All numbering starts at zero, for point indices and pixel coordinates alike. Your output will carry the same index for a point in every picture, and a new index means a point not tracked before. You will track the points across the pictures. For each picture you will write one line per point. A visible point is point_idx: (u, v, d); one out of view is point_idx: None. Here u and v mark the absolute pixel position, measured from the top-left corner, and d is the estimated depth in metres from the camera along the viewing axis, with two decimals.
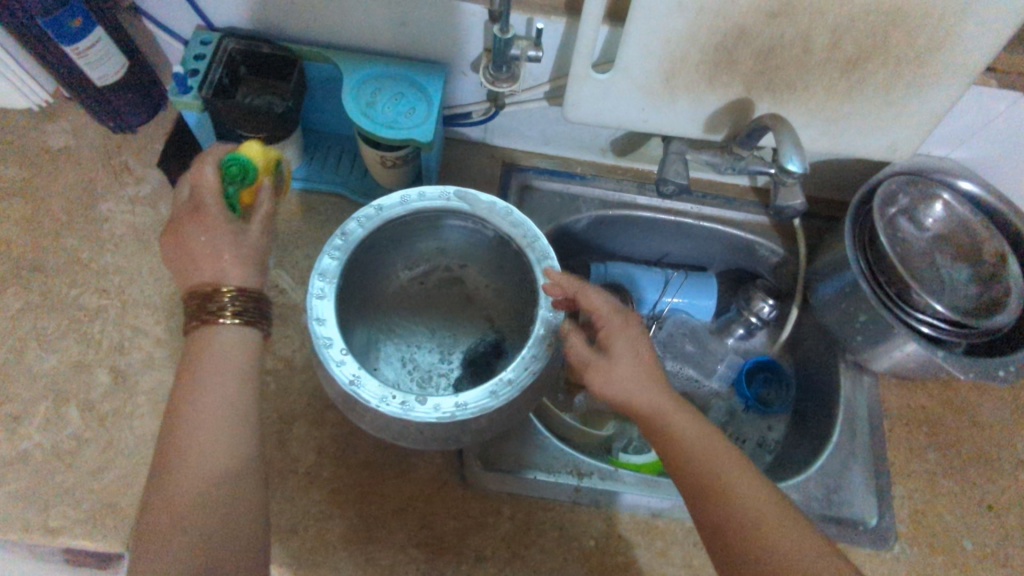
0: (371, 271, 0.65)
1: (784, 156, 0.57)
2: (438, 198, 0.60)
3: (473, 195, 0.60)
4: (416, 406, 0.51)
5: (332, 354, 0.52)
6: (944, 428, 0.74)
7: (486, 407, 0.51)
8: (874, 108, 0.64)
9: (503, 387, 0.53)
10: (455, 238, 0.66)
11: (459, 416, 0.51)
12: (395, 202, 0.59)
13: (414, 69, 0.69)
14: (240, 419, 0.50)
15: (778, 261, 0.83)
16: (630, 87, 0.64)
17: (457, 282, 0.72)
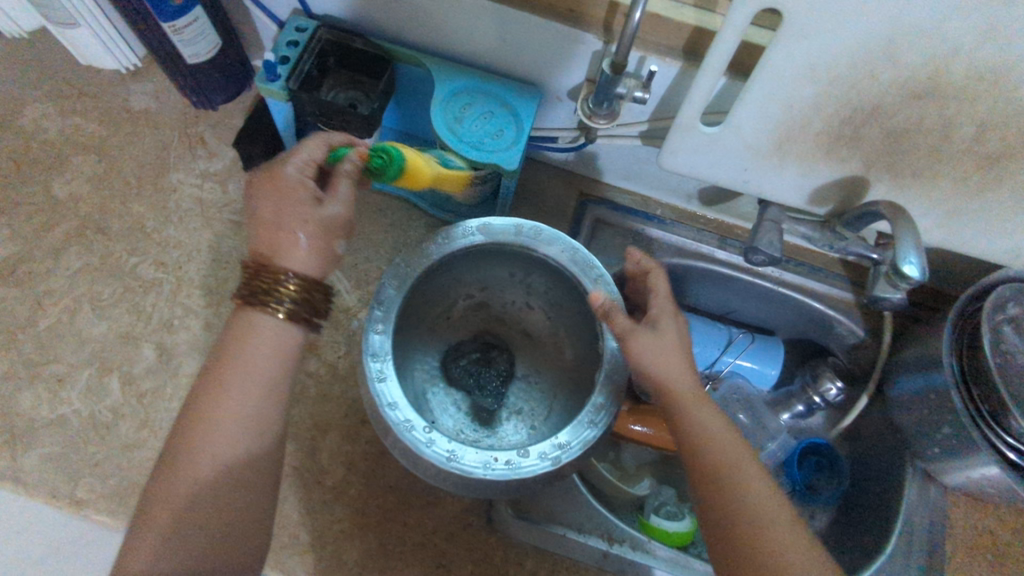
0: (412, 317, 0.61)
1: (901, 255, 0.51)
2: (467, 235, 0.57)
3: (494, 223, 0.58)
4: (520, 459, 0.51)
5: (418, 436, 0.50)
6: (1010, 559, 0.68)
7: (589, 439, 0.52)
8: (1000, 210, 0.58)
9: (596, 413, 0.53)
10: (484, 266, 0.64)
11: (566, 457, 0.52)
12: (421, 255, 0.56)
13: (507, 86, 0.65)
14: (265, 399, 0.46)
15: (855, 343, 0.78)
16: (736, 145, 0.59)
17: (484, 308, 0.70)
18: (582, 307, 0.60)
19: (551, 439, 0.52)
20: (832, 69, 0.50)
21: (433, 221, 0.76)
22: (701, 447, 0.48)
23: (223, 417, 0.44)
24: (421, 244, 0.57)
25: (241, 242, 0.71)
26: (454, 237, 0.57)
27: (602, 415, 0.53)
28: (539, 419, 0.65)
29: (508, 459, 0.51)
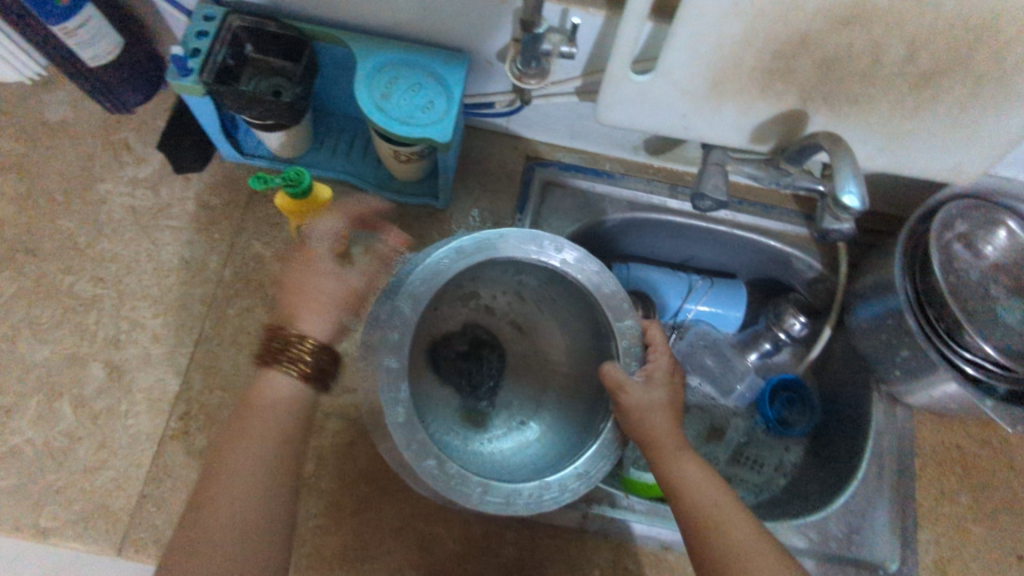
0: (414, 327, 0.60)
1: (840, 186, 0.50)
2: (481, 249, 0.55)
3: (507, 235, 0.56)
4: (547, 491, 0.51)
5: (441, 474, 0.50)
6: (979, 469, 0.68)
7: (605, 470, 0.53)
8: (938, 128, 0.58)
9: (606, 443, 0.54)
10: (487, 267, 0.62)
11: (585, 486, 0.52)
12: (430, 271, 0.54)
13: (432, 58, 0.63)
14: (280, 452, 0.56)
15: (814, 276, 0.78)
16: (671, 92, 0.58)
17: (473, 299, 0.69)
18: (589, 320, 0.61)
19: (571, 469, 0.53)
20: (755, 3, 0.49)
21: None
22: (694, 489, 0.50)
23: (258, 454, 0.55)
24: (432, 258, 0.54)
25: (181, 247, 0.69)
26: (468, 249, 0.55)
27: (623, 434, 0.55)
28: (527, 414, 0.68)
29: (531, 488, 0.51)
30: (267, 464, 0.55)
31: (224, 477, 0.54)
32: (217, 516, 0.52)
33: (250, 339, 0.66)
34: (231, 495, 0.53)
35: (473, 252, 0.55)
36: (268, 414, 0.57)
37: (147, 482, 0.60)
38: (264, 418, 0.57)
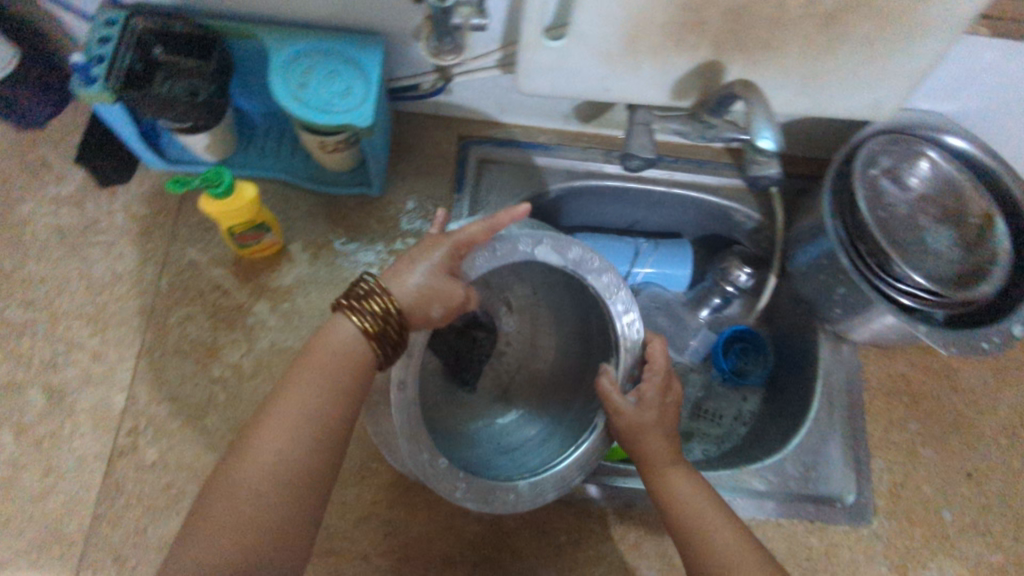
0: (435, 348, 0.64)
1: (755, 132, 0.51)
2: (526, 248, 0.55)
3: (556, 242, 0.56)
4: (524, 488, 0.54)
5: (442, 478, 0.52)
6: (924, 395, 0.71)
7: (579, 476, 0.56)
8: (850, 65, 0.59)
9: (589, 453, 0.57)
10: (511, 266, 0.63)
11: (558, 489, 0.55)
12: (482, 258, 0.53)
13: (346, 42, 0.62)
14: (314, 421, 0.42)
15: (755, 227, 0.79)
16: (587, 54, 0.58)
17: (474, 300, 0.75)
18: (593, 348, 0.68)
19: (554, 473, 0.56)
20: None
21: (313, 198, 0.73)
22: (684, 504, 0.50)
23: (270, 448, 0.41)
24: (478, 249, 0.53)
25: (112, 262, 0.67)
26: (517, 243, 0.55)
27: (606, 435, 0.57)
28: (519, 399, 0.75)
29: (512, 489, 0.54)
30: (323, 440, 0.42)
31: (238, 470, 0.40)
32: (229, 490, 0.40)
33: (193, 347, 0.65)
34: (243, 505, 0.39)
35: (523, 252, 0.55)
36: (312, 380, 0.43)
37: (100, 502, 0.59)
38: (320, 379, 0.43)
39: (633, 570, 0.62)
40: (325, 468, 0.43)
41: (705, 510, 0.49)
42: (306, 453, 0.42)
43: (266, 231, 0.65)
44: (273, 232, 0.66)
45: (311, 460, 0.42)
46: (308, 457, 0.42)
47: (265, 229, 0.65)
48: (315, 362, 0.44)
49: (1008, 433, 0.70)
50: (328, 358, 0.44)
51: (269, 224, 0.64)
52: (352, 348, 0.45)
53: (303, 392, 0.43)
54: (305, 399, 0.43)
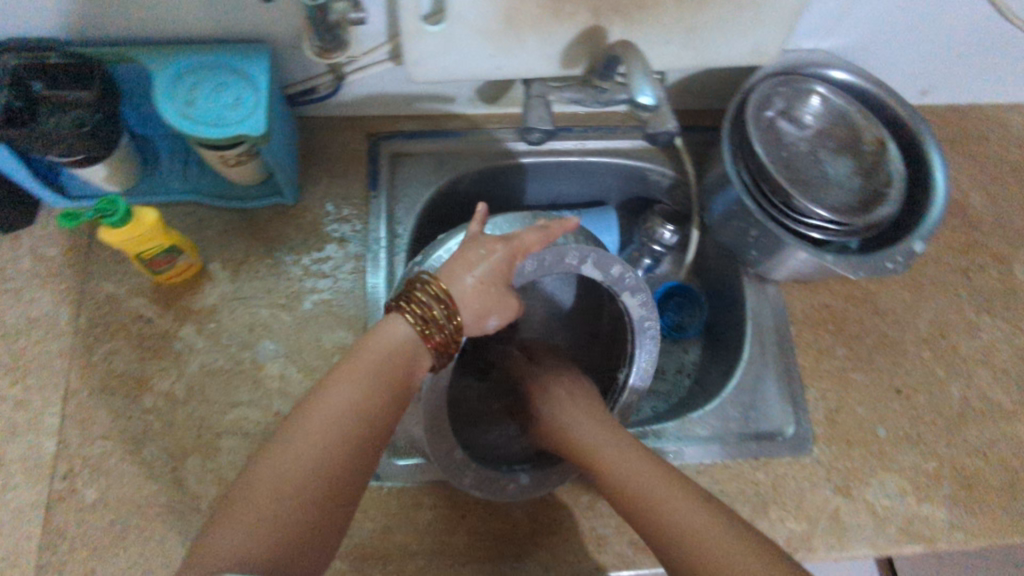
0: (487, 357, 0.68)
1: (634, 89, 0.52)
2: (573, 259, 0.57)
3: (609, 265, 0.58)
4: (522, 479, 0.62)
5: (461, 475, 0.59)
6: (848, 322, 0.73)
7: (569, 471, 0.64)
8: (728, 14, 0.60)
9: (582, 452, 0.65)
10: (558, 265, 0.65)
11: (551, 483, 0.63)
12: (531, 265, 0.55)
13: (230, 54, 0.61)
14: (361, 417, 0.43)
15: (671, 183, 0.81)
16: (469, 34, 0.58)
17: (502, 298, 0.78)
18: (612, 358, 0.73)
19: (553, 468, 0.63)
20: None
21: (227, 215, 0.72)
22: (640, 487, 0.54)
23: (304, 447, 0.40)
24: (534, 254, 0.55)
25: (25, 308, 0.66)
26: (565, 253, 0.56)
27: None
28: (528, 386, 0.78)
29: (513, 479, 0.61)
30: (358, 444, 0.42)
31: (282, 461, 0.40)
32: (272, 478, 0.39)
33: (121, 381, 0.64)
34: (281, 497, 0.38)
35: (572, 263, 0.57)
36: (352, 382, 0.43)
37: (43, 551, 0.58)
38: (363, 379, 0.44)
39: (592, 531, 0.63)
40: (360, 475, 0.42)
41: (653, 488, 0.53)
42: (345, 453, 0.41)
43: (180, 255, 0.65)
44: (188, 256, 0.66)
45: (345, 462, 0.41)
46: (342, 460, 0.41)
47: (178, 253, 0.65)
48: (358, 364, 0.44)
49: (929, 346, 0.73)
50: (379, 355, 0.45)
51: (182, 247, 0.64)
52: (399, 351, 0.46)
53: (342, 394, 0.43)
54: (346, 398, 0.43)
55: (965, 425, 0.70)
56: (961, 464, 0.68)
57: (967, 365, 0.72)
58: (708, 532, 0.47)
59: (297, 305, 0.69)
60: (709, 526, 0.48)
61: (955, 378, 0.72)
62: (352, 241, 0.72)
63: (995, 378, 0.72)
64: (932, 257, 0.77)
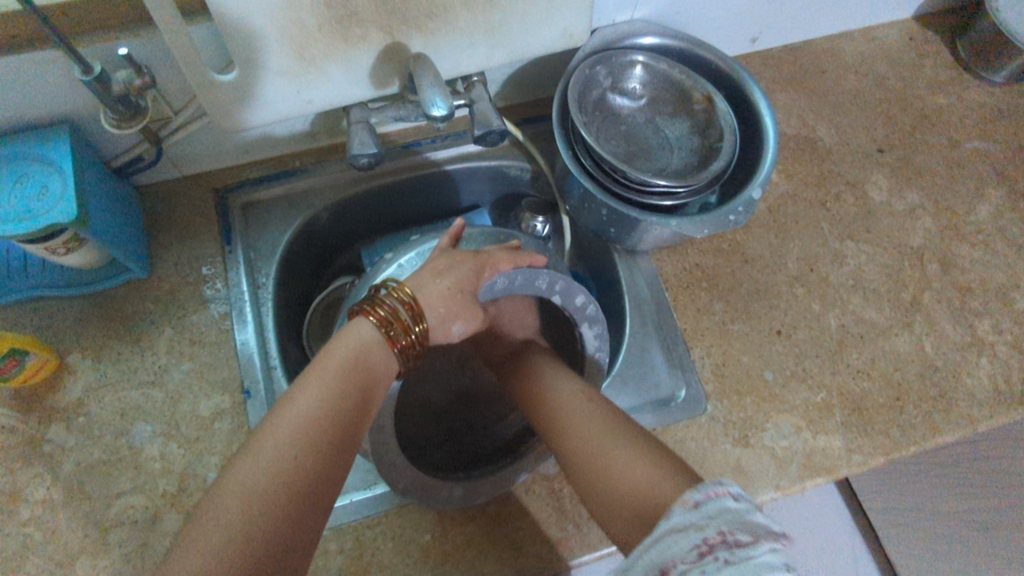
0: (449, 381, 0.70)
1: (427, 103, 0.52)
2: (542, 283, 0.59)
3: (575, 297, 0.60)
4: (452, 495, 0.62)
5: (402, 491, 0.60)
6: (720, 275, 0.75)
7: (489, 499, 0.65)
8: (523, 8, 0.60)
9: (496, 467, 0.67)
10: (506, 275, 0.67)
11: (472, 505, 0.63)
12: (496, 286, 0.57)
13: (29, 143, 0.59)
14: (327, 423, 0.42)
15: (531, 175, 0.81)
16: (265, 75, 0.57)
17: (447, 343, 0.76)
18: None
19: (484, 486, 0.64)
20: None
21: (78, 302, 0.69)
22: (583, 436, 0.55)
23: (279, 447, 0.40)
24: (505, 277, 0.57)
25: None
26: (537, 277, 0.58)
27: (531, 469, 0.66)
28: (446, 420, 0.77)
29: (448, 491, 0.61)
30: (335, 438, 0.42)
31: (247, 472, 0.39)
32: (232, 490, 0.38)
33: None
34: (245, 510, 0.37)
35: (540, 285, 0.59)
36: (320, 385, 0.44)
37: None
38: (336, 379, 0.45)
39: (503, 538, 0.63)
40: (340, 472, 0.42)
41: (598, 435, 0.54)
42: (312, 459, 0.41)
43: (29, 355, 0.62)
44: (39, 355, 0.63)
45: (322, 454, 0.41)
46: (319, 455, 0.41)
47: (27, 353, 0.62)
48: (325, 368, 0.45)
49: (801, 283, 0.75)
50: (341, 362, 0.46)
51: (28, 346, 0.62)
52: (367, 355, 0.47)
53: (315, 395, 0.44)
54: (317, 398, 0.43)
55: (847, 351, 0.71)
56: (848, 388, 0.69)
57: (839, 293, 0.74)
58: (618, 448, 0.51)
59: (167, 379, 0.67)
60: (638, 459, 0.49)
61: (829, 308, 0.73)
62: (214, 301, 0.70)
63: (867, 300, 0.74)
64: (790, 195, 0.79)
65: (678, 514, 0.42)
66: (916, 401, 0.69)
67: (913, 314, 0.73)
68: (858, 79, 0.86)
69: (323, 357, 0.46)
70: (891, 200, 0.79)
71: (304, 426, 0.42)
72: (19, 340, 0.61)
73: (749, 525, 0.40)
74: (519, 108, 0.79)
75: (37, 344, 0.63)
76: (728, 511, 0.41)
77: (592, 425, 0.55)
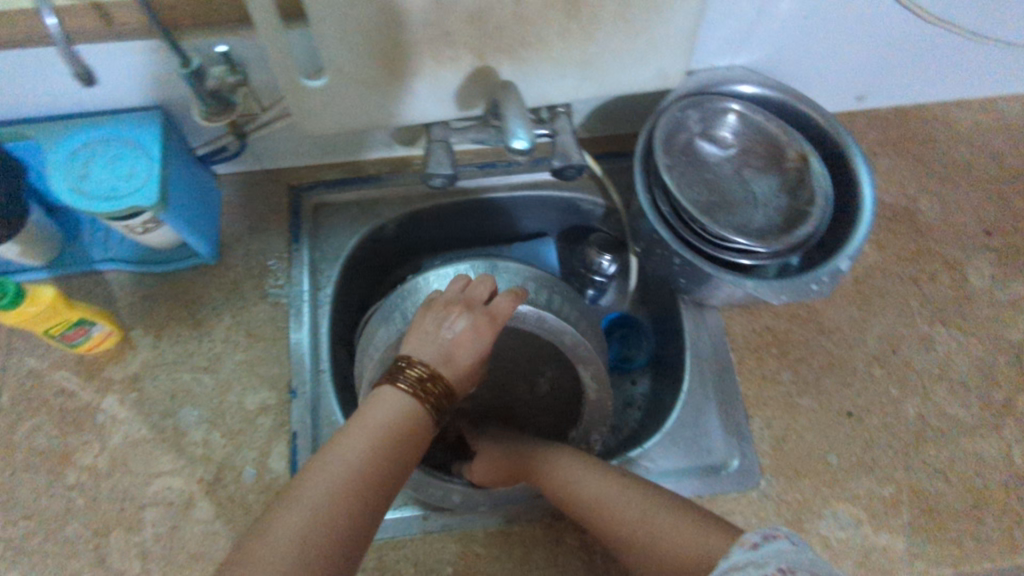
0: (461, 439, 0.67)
1: (509, 132, 0.51)
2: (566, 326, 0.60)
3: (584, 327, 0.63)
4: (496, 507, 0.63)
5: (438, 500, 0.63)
6: (792, 343, 0.70)
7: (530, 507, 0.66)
8: (619, 45, 0.58)
9: None
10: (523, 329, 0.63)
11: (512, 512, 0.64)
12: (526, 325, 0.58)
13: (127, 125, 0.62)
14: (352, 499, 0.37)
15: (604, 211, 0.79)
16: (354, 86, 0.58)
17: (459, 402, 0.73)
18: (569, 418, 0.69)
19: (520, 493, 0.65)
20: None
21: (149, 279, 0.72)
22: (610, 508, 0.53)
23: (302, 526, 0.35)
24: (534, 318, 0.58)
25: None
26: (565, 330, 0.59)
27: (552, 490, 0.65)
28: None
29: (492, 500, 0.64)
30: (361, 515, 0.37)
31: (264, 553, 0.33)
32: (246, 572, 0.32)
33: (43, 459, 0.63)
34: None
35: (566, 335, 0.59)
36: (347, 450, 0.39)
37: None
38: (366, 448, 0.39)
39: None
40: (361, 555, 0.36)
41: (627, 504, 0.53)
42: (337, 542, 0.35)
43: (97, 327, 0.64)
44: (107, 327, 0.65)
45: (343, 540, 0.35)
46: (340, 542, 0.35)
47: (96, 325, 0.64)
48: (354, 437, 0.40)
49: (880, 363, 0.69)
50: (369, 427, 0.40)
51: (97, 317, 0.64)
52: (398, 416, 0.42)
53: (338, 463, 0.38)
54: (342, 466, 0.38)
55: (923, 446, 0.65)
56: (919, 486, 0.64)
57: (923, 382, 0.68)
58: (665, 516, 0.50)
59: (220, 367, 0.68)
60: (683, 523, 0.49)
61: (909, 396, 0.68)
62: (275, 296, 0.71)
63: (953, 393, 0.68)
64: (879, 268, 0.74)
65: (739, 554, 0.42)
66: (997, 512, 0.62)
67: (1005, 416, 0.67)
68: (971, 152, 0.79)
69: (350, 422, 0.41)
70: (994, 287, 0.72)
71: (329, 502, 0.36)
72: (89, 311, 0.63)
73: (809, 565, 0.40)
74: (601, 142, 0.78)
75: (104, 316, 0.65)
76: (785, 550, 0.41)
77: (623, 495, 0.54)
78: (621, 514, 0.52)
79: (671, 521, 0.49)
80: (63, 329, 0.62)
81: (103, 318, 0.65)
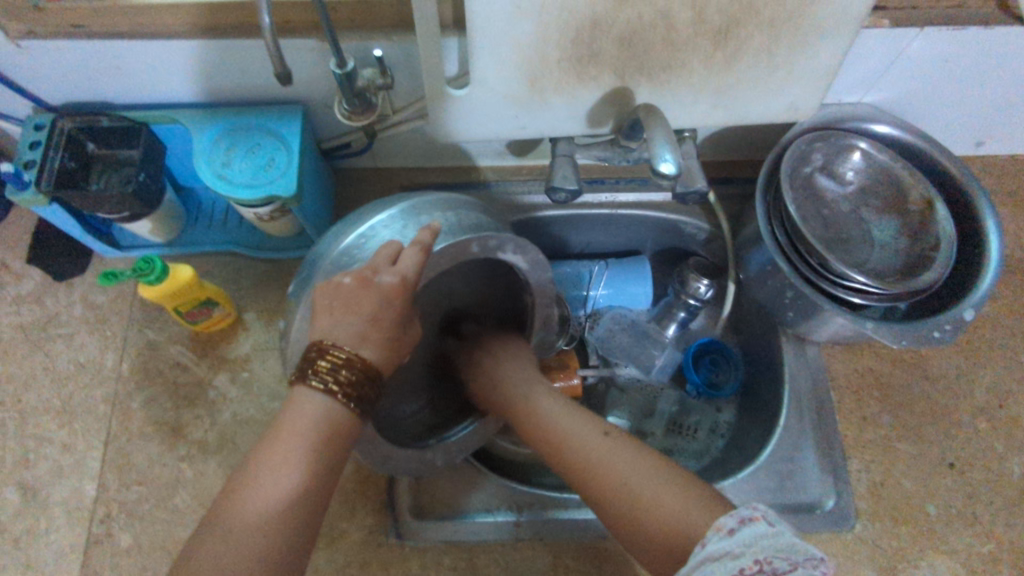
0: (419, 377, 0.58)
1: (656, 155, 0.51)
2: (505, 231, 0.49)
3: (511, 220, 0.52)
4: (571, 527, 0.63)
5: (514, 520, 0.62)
6: (894, 387, 0.69)
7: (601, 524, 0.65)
8: (759, 76, 0.58)
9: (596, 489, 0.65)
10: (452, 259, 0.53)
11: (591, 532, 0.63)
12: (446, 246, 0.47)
13: (267, 117, 0.64)
14: (282, 518, 0.38)
15: (706, 237, 0.79)
16: (493, 96, 0.59)
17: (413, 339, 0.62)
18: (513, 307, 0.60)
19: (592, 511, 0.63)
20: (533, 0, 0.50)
21: (263, 265, 0.74)
22: (586, 462, 0.48)
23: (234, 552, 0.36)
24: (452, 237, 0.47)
25: (74, 353, 0.69)
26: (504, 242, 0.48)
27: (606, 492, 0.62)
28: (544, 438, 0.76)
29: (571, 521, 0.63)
30: (295, 525, 0.38)
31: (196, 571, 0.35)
32: None
33: (158, 428, 0.66)
34: None
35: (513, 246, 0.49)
36: (271, 465, 0.39)
37: None
38: (299, 456, 0.40)
39: None
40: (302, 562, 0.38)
41: (606, 454, 0.47)
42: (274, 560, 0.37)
43: (218, 307, 0.67)
44: (225, 308, 0.68)
45: (284, 550, 0.38)
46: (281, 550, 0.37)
47: (217, 305, 0.67)
48: (285, 447, 0.40)
49: (986, 416, 0.68)
50: (291, 438, 0.40)
51: (218, 298, 0.66)
52: (321, 419, 0.41)
53: (267, 480, 0.39)
54: (270, 485, 0.39)
55: None
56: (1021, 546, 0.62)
57: None
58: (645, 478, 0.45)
59: None
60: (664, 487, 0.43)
61: (1014, 452, 0.66)
62: None
63: None
64: (990, 319, 0.72)
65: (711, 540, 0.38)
66: None
67: None
68: None
69: (274, 431, 0.41)
70: None
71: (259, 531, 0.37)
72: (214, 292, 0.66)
73: (784, 551, 0.36)
74: (711, 167, 0.78)
75: (224, 297, 0.68)
76: (761, 537, 0.37)
77: (597, 444, 0.49)
78: (599, 467, 0.47)
79: (653, 484, 0.44)
80: (189, 307, 0.64)
81: (224, 300, 0.67)
